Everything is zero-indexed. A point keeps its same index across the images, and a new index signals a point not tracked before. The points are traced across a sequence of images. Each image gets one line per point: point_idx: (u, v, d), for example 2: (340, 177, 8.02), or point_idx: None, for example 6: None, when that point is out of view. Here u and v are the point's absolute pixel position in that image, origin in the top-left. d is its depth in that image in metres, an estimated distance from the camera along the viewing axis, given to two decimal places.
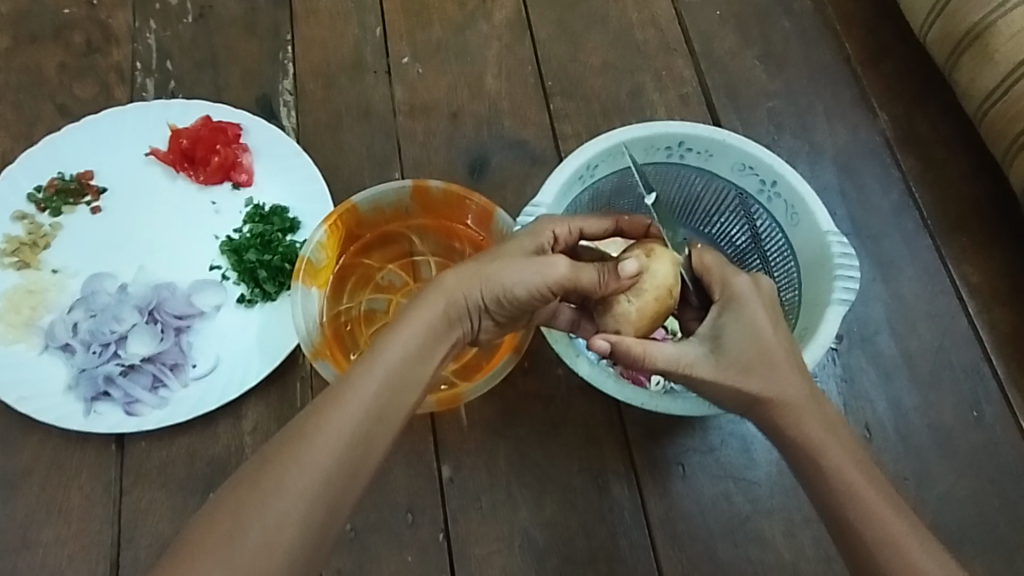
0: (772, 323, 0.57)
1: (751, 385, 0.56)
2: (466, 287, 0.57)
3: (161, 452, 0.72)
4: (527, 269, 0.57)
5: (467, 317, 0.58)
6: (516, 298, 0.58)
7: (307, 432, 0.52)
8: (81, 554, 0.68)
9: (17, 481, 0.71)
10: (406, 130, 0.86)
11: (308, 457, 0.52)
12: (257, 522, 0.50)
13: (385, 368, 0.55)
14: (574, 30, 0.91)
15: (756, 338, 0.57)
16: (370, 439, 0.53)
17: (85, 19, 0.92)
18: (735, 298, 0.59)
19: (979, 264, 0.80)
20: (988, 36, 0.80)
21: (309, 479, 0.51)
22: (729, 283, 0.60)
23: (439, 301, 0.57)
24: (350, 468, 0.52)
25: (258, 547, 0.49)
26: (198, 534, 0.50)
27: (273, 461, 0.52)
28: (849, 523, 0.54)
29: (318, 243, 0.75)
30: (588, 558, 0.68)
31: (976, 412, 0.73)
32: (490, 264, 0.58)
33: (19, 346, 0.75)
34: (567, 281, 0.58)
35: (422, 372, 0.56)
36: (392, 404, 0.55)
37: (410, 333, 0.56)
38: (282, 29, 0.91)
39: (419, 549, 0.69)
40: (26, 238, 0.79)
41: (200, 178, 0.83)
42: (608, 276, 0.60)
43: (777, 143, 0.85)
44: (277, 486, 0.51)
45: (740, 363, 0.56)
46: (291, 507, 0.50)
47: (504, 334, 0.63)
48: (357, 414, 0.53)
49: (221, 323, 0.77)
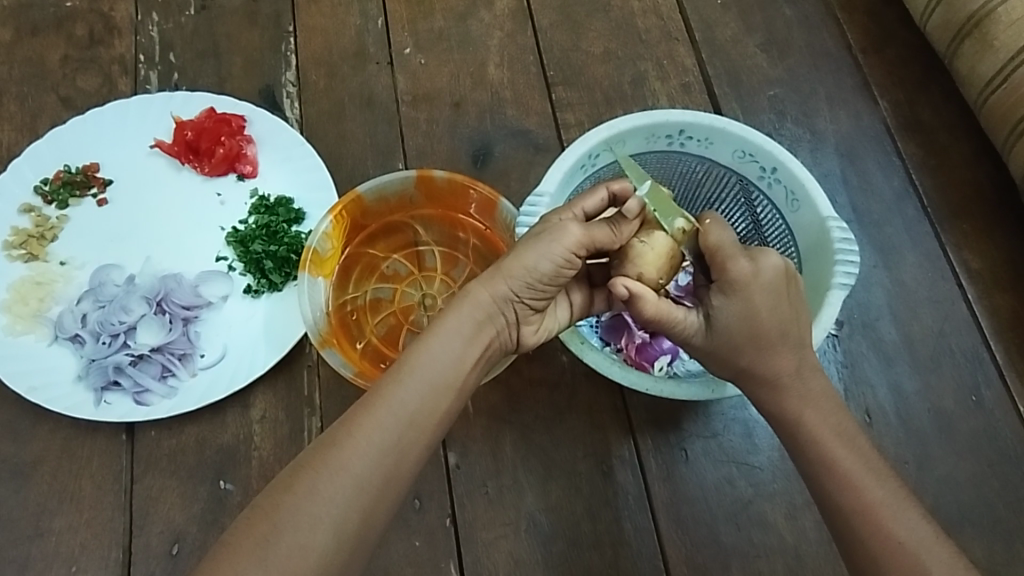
0: (772, 306, 0.58)
1: (738, 359, 0.59)
2: (489, 286, 0.59)
3: (171, 441, 0.73)
4: (541, 245, 0.58)
5: (499, 314, 0.59)
6: (543, 279, 0.59)
7: (339, 438, 0.53)
8: (94, 541, 0.70)
9: (29, 471, 0.72)
10: (410, 119, 0.86)
11: (341, 462, 0.53)
12: (291, 523, 0.50)
13: (419, 374, 0.56)
14: (576, 18, 0.91)
15: (748, 320, 0.58)
16: (404, 443, 0.54)
17: (87, 11, 0.92)
18: (730, 282, 0.58)
19: (979, 250, 0.80)
20: (988, 23, 0.80)
21: (341, 482, 0.52)
22: (727, 268, 0.58)
23: (463, 307, 0.58)
24: (386, 471, 0.53)
25: (293, 548, 0.50)
26: (235, 534, 0.50)
27: (306, 465, 0.53)
28: (847, 512, 0.54)
29: (324, 233, 0.75)
30: (594, 542, 0.69)
31: (975, 396, 0.74)
32: (505, 259, 0.59)
33: (29, 337, 0.75)
34: (583, 247, 0.59)
35: (460, 375, 0.57)
36: (426, 409, 0.56)
37: (441, 339, 0.57)
38: (283, 19, 0.91)
39: (426, 534, 0.70)
40: (33, 231, 0.80)
41: (206, 169, 0.83)
42: (616, 225, 0.61)
43: (779, 130, 0.86)
44: (310, 489, 0.51)
45: (729, 343, 0.59)
46: (325, 509, 0.51)
47: (547, 324, 0.64)
48: (388, 421, 0.54)
49: (228, 313, 0.77)
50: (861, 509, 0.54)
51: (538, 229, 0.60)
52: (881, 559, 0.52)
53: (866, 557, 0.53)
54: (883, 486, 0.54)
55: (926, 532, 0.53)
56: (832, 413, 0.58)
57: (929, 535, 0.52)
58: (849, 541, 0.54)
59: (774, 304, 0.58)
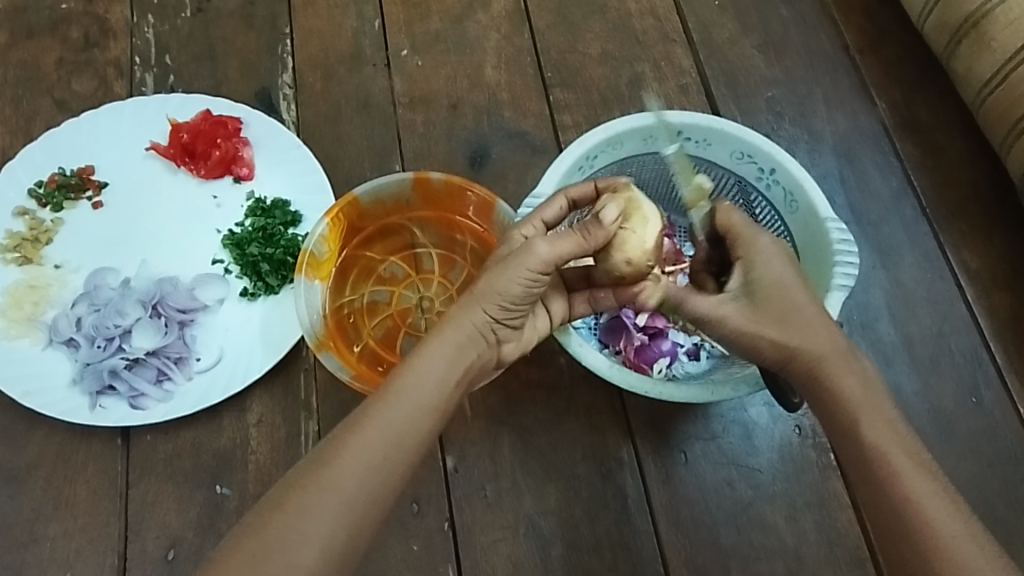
0: (795, 276, 0.59)
1: (789, 339, 0.57)
2: (467, 312, 0.58)
3: (167, 445, 0.72)
4: (510, 270, 0.57)
5: (479, 336, 0.58)
6: (516, 300, 0.58)
7: (327, 458, 0.53)
8: (89, 547, 0.69)
9: (23, 476, 0.71)
10: (406, 121, 0.86)
11: (328, 481, 0.52)
12: (280, 542, 0.50)
13: (405, 397, 0.55)
14: (572, 20, 0.91)
15: (783, 287, 0.58)
16: (391, 463, 0.54)
17: (81, 14, 0.91)
18: (760, 253, 0.60)
19: (978, 250, 0.80)
20: (985, 23, 0.80)
21: (330, 501, 0.52)
22: (753, 241, 0.60)
23: (445, 332, 0.57)
24: (373, 492, 0.53)
25: (282, 566, 0.50)
26: (225, 552, 0.51)
27: (296, 485, 0.53)
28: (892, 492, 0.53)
29: (320, 236, 0.75)
30: (593, 545, 0.69)
31: (975, 397, 0.74)
32: (479, 284, 0.58)
33: (23, 342, 0.75)
34: (553, 265, 0.57)
35: (447, 395, 0.56)
36: (416, 429, 0.55)
37: (427, 362, 0.56)
38: (280, 22, 0.91)
39: (424, 538, 0.69)
40: (27, 234, 0.79)
41: (201, 171, 0.83)
42: (591, 229, 0.59)
43: (777, 131, 0.86)
44: (299, 509, 0.51)
45: (776, 316, 0.57)
46: (313, 528, 0.51)
47: (526, 337, 0.63)
48: (376, 441, 0.54)
49: (224, 317, 0.77)
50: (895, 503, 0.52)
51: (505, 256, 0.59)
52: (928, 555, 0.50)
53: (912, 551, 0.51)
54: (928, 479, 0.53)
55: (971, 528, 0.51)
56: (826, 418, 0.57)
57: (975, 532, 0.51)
58: (897, 531, 0.52)
59: (798, 279, 0.59)
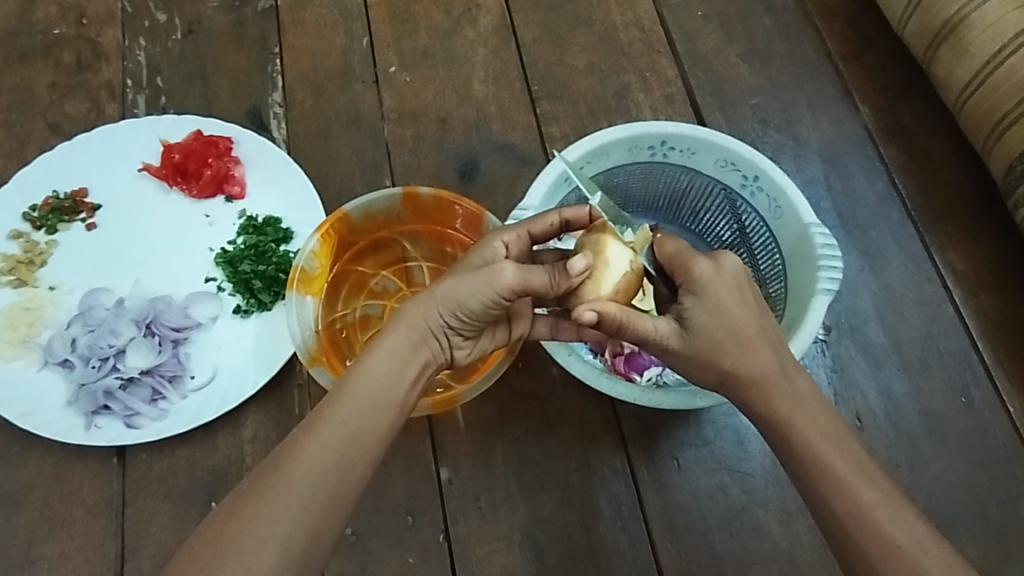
0: (735, 302, 0.57)
1: (723, 360, 0.57)
2: (423, 310, 0.58)
3: (162, 463, 0.73)
4: (475, 282, 0.57)
5: (434, 337, 0.59)
6: (472, 314, 0.59)
7: (281, 463, 0.54)
8: (86, 566, 0.69)
9: (20, 498, 0.72)
10: (396, 136, 0.87)
11: (283, 485, 0.53)
12: (236, 547, 0.51)
13: (356, 395, 0.56)
14: (558, 34, 0.92)
15: (721, 317, 0.57)
16: (348, 460, 0.55)
17: (73, 37, 0.92)
18: (696, 284, 0.58)
19: (964, 251, 0.81)
20: (963, 28, 0.82)
21: (286, 504, 0.53)
22: (689, 269, 0.58)
23: (400, 328, 0.58)
24: (328, 490, 0.54)
25: (238, 571, 0.51)
26: (180, 564, 0.51)
27: (250, 492, 0.53)
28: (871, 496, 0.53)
29: (311, 252, 0.75)
30: (587, 554, 0.69)
31: (965, 398, 0.74)
32: (441, 283, 0.58)
33: (17, 363, 0.75)
34: (516, 291, 0.57)
35: (399, 391, 0.58)
36: (371, 426, 0.56)
37: (381, 358, 0.58)
38: (270, 41, 0.92)
39: (420, 551, 0.69)
40: (22, 256, 0.80)
41: (193, 191, 0.83)
42: (558, 276, 0.58)
43: (762, 138, 0.87)
44: (254, 514, 0.52)
45: (710, 343, 0.57)
46: (270, 531, 0.52)
47: (478, 348, 0.63)
48: (330, 442, 0.55)
49: (218, 333, 0.77)
50: (868, 504, 0.53)
51: (480, 264, 0.60)
52: (876, 549, 0.52)
53: (857, 555, 0.53)
54: (876, 485, 0.54)
55: (915, 521, 0.53)
56: (821, 412, 0.57)
57: (922, 527, 0.53)
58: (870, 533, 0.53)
59: (737, 300, 0.57)
